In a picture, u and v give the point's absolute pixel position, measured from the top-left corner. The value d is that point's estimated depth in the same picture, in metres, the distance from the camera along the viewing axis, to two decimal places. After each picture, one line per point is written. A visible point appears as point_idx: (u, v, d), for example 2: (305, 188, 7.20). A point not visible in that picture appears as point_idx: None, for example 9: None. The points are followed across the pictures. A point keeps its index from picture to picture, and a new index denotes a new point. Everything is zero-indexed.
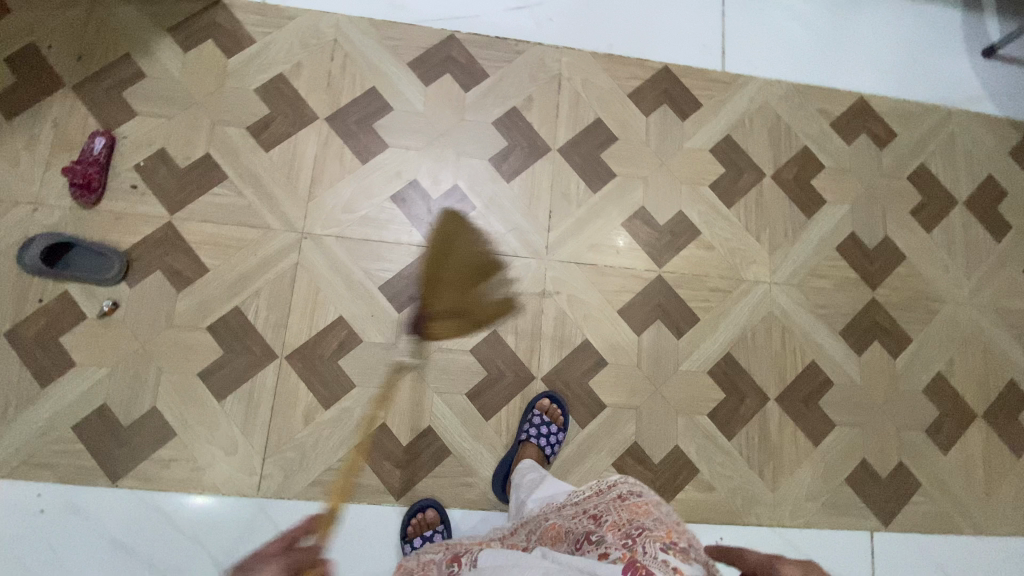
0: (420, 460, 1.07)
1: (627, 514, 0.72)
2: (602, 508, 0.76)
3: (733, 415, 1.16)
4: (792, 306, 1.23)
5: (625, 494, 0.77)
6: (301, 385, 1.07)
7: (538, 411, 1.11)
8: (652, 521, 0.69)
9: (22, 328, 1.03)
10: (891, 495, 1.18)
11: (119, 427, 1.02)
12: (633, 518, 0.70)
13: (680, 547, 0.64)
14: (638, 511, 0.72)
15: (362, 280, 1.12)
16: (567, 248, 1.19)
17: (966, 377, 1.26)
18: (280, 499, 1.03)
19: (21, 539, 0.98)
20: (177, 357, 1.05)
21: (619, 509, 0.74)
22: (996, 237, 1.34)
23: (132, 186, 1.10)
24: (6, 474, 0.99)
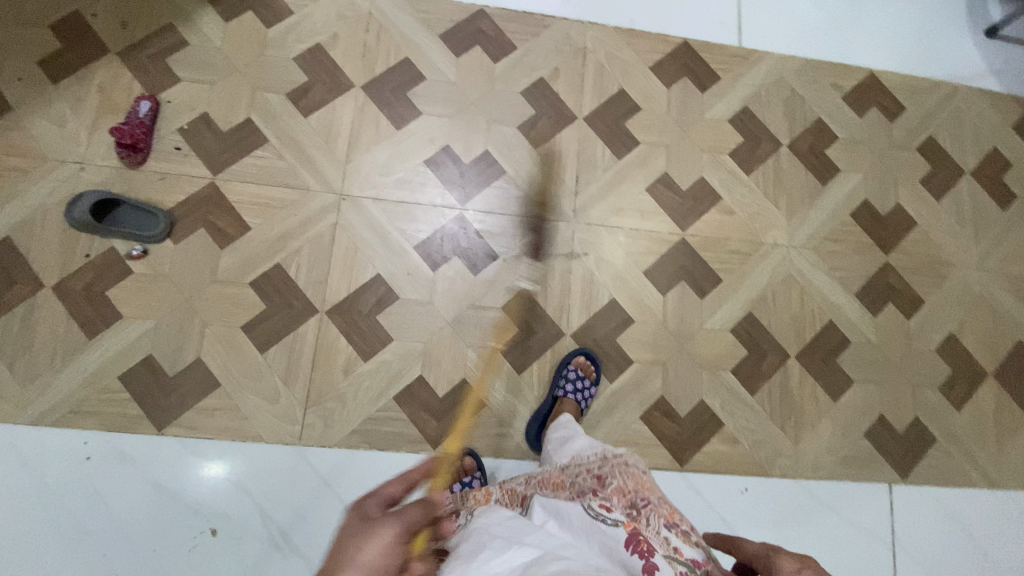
0: (456, 411, 1.11)
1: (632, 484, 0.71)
2: (606, 469, 0.74)
3: (755, 371, 1.20)
4: (810, 268, 1.28)
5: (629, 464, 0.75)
6: (340, 339, 1.11)
7: (573, 367, 1.14)
8: (655, 499, 0.70)
9: (71, 282, 1.07)
10: (907, 449, 1.22)
11: (164, 377, 1.05)
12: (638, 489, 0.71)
13: (682, 528, 0.65)
14: (641, 484, 0.72)
15: (398, 239, 1.16)
16: (594, 211, 1.24)
17: (976, 337, 1.31)
18: (322, 447, 1.06)
19: (68, 484, 1.00)
20: (220, 310, 1.09)
21: (624, 476, 0.72)
22: (1001, 206, 1.40)
23: (176, 148, 1.14)
24: (53, 422, 1.02)
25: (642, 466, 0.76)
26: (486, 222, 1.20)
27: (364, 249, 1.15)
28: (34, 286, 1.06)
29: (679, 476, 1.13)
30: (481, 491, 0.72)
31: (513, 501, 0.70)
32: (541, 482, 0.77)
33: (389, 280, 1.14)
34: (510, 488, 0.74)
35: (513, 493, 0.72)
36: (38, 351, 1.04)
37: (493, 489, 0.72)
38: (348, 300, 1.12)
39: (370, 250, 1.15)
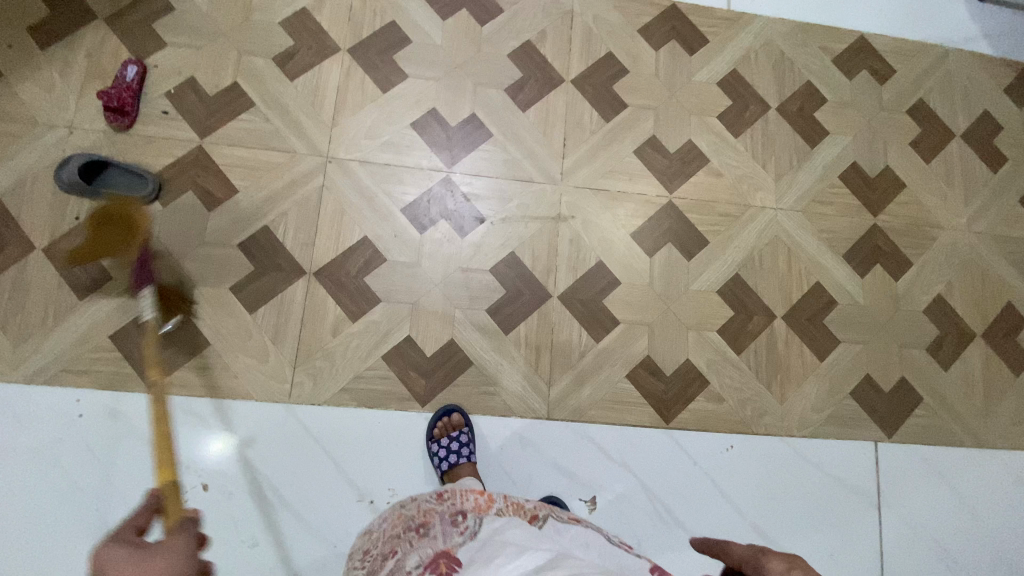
0: (443, 370, 1.13)
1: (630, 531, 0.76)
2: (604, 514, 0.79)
3: (742, 331, 1.21)
4: (797, 230, 1.28)
5: None
6: (329, 300, 1.12)
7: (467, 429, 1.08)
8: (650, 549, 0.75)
9: (61, 244, 1.08)
10: (894, 408, 1.23)
11: (154, 336, 1.06)
12: None
13: None
14: None
15: (385, 202, 1.17)
16: (582, 174, 1.24)
17: (965, 298, 1.31)
18: (311, 405, 1.07)
19: (62, 441, 1.02)
20: (209, 272, 1.10)
21: None
22: (991, 169, 1.39)
23: (164, 113, 1.15)
24: (45, 380, 1.03)
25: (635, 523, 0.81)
26: (473, 185, 1.20)
27: (352, 211, 1.15)
28: (25, 247, 1.08)
29: (664, 433, 1.15)
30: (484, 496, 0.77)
31: (521, 515, 0.74)
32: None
33: (377, 242, 1.15)
34: (514, 500, 0.78)
35: (521, 508, 0.75)
36: (30, 311, 1.05)
37: (497, 496, 0.77)
38: (336, 261, 1.13)
39: (357, 212, 1.15)
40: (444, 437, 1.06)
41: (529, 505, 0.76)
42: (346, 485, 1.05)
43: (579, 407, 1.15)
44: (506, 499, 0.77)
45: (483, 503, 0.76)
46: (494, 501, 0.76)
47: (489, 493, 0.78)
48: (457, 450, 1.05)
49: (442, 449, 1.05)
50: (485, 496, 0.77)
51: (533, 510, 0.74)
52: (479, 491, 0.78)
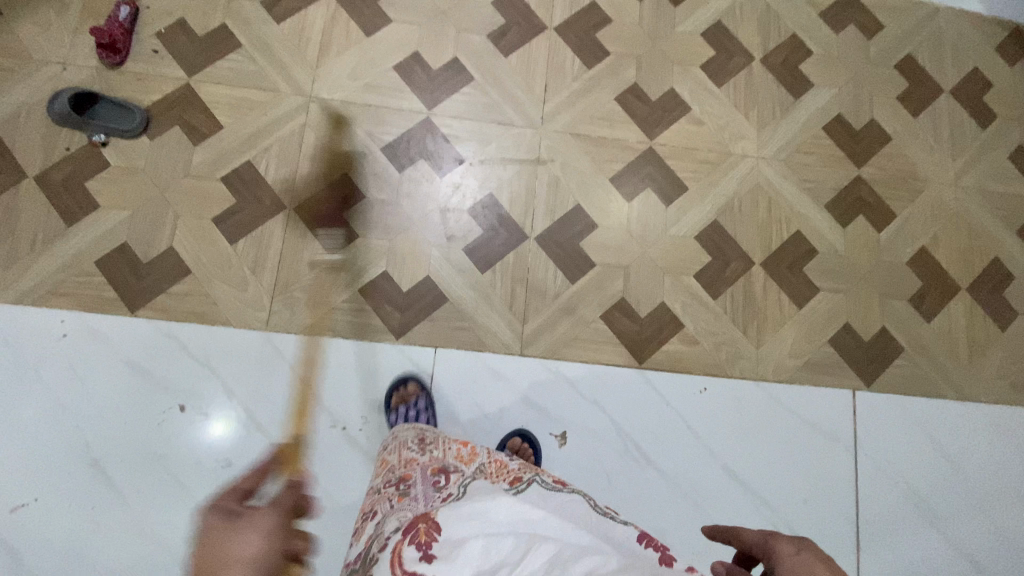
0: (418, 305, 1.14)
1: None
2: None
3: (719, 276, 1.21)
4: (778, 179, 1.28)
5: None
6: (307, 233, 1.14)
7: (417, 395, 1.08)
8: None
9: (52, 173, 1.12)
10: (873, 357, 1.22)
11: (138, 263, 1.09)
12: None
13: None
14: None
15: (365, 141, 1.19)
16: (562, 119, 1.25)
17: (950, 251, 1.30)
18: (288, 333, 1.09)
19: (45, 360, 1.05)
20: (192, 204, 1.13)
21: None
22: (981, 125, 1.38)
23: (154, 51, 1.19)
24: (32, 302, 1.07)
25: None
26: (454, 127, 1.22)
27: (333, 149, 1.18)
28: (16, 175, 1.11)
29: (637, 372, 1.16)
30: (467, 449, 0.76)
31: (505, 476, 0.67)
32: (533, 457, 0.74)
33: (357, 179, 1.18)
34: (498, 458, 0.72)
35: (504, 468, 0.69)
36: (19, 236, 1.09)
37: (481, 452, 0.74)
38: (316, 197, 1.16)
39: (339, 151, 1.18)
40: (401, 405, 1.06)
41: (513, 465, 0.70)
42: (320, 411, 1.07)
43: (553, 344, 1.15)
44: (488, 456, 0.73)
45: (465, 456, 0.75)
46: (476, 459, 0.72)
47: (472, 446, 0.77)
48: (416, 413, 1.04)
49: (401, 415, 1.04)
50: (469, 450, 0.75)
51: (517, 472, 0.68)
52: (461, 443, 0.78)
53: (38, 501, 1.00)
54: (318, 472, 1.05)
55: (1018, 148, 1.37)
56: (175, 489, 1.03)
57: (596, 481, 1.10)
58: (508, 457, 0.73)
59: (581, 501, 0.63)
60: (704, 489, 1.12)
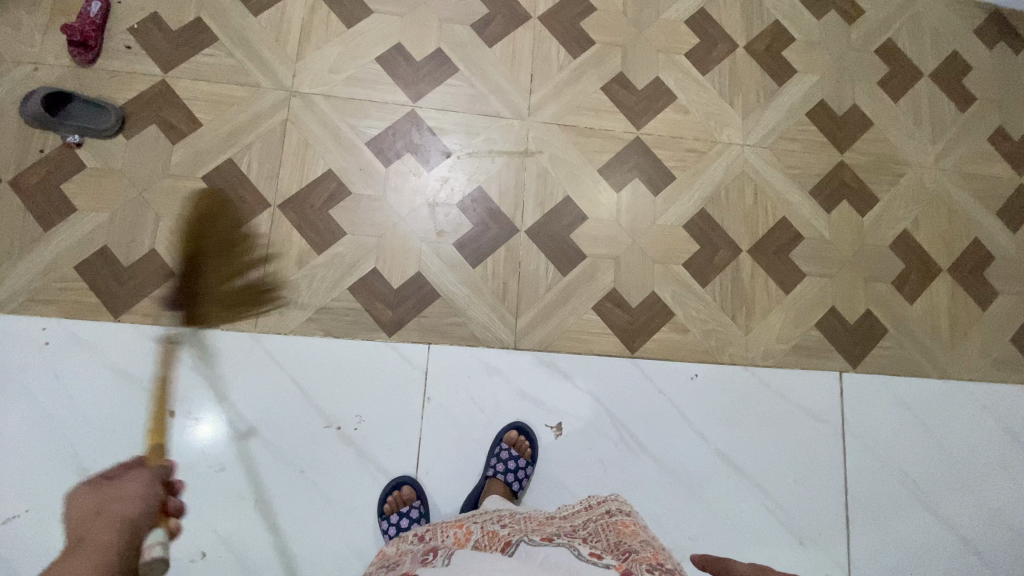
0: (409, 302, 1.13)
1: (615, 536, 0.77)
2: (592, 529, 0.80)
3: (708, 264, 1.22)
4: (764, 166, 1.29)
5: (613, 511, 0.85)
6: (294, 232, 1.12)
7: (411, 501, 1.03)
8: (638, 545, 0.74)
9: (26, 176, 1.08)
10: (859, 340, 1.24)
11: (120, 267, 1.07)
12: (621, 538, 0.76)
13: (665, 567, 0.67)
14: (624, 530, 0.78)
15: (350, 136, 1.17)
16: (549, 110, 1.24)
17: (932, 234, 1.32)
18: (278, 334, 1.08)
19: (27, 368, 1.02)
20: (174, 205, 1.10)
21: (606, 528, 0.80)
22: (959, 108, 1.40)
23: (127, 47, 1.15)
24: (11, 310, 1.04)
25: (625, 512, 0.84)
26: (440, 120, 1.21)
27: (317, 145, 1.16)
28: None
29: (630, 362, 1.17)
30: (461, 530, 0.81)
31: (495, 544, 0.75)
32: (520, 524, 0.82)
33: (343, 176, 1.16)
34: (491, 531, 0.80)
35: (495, 537, 0.76)
36: None
37: (474, 529, 0.80)
38: (301, 194, 1.14)
39: (323, 147, 1.16)
40: (393, 514, 1.02)
41: (503, 534, 0.77)
42: (313, 411, 1.06)
43: (546, 337, 1.16)
44: (481, 530, 0.81)
45: (461, 537, 0.79)
46: (471, 536, 0.79)
47: (466, 527, 0.83)
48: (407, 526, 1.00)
49: (392, 526, 1.01)
50: (463, 531, 0.80)
51: (508, 538, 0.75)
52: (457, 526, 0.83)
53: (28, 513, 0.98)
54: (315, 473, 1.04)
55: (995, 131, 1.40)
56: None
57: (592, 471, 1.12)
58: (499, 527, 0.82)
59: (566, 551, 0.68)
60: (699, 475, 1.14)
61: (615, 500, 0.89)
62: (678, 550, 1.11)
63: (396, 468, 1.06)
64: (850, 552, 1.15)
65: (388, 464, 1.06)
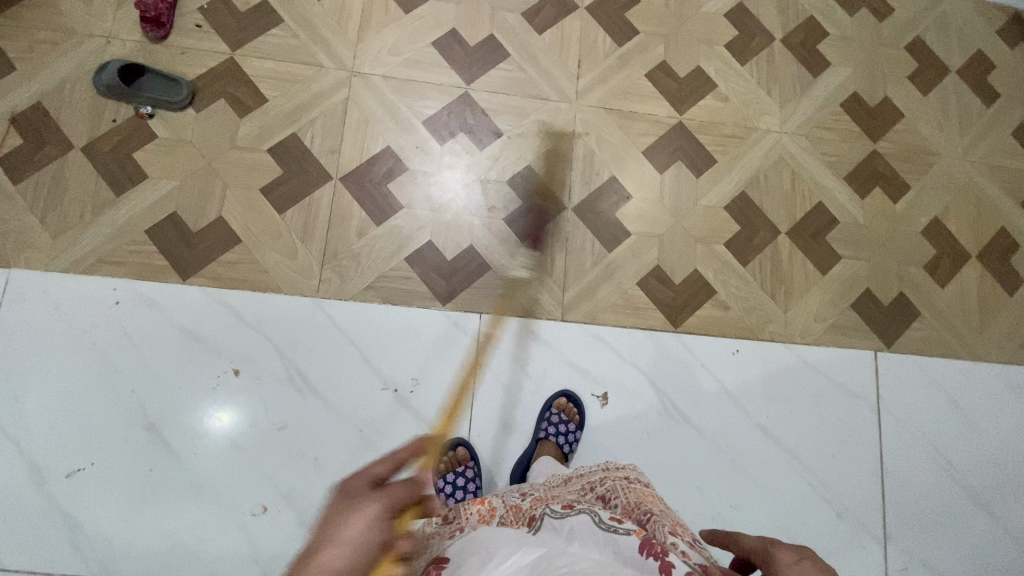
0: (462, 273, 1.17)
1: (636, 498, 0.77)
2: (610, 488, 0.81)
3: (747, 244, 1.27)
4: (801, 152, 1.34)
5: (630, 479, 0.84)
6: (354, 204, 1.17)
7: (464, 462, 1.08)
8: (660, 511, 0.75)
9: (100, 144, 1.14)
10: (893, 321, 1.28)
11: (188, 232, 1.11)
12: (642, 502, 0.76)
13: (686, 537, 0.68)
14: (645, 497, 0.78)
15: (407, 114, 1.22)
16: (595, 94, 1.30)
17: (960, 221, 1.37)
18: (338, 298, 1.12)
19: (97, 325, 1.06)
20: (239, 174, 1.15)
21: (627, 491, 0.79)
22: (985, 103, 1.45)
23: (197, 26, 1.21)
24: (82, 270, 1.08)
25: (644, 481, 0.84)
26: (492, 101, 1.26)
27: (376, 122, 1.21)
28: (64, 147, 1.13)
29: (673, 336, 1.20)
30: (482, 505, 0.75)
31: (519, 518, 0.70)
32: (542, 496, 0.78)
33: (399, 152, 1.21)
34: (514, 504, 0.75)
35: (519, 510, 0.72)
36: (68, 207, 1.10)
37: (496, 502, 0.74)
38: (361, 168, 1.18)
39: (381, 124, 1.21)
40: (449, 472, 1.06)
41: (526, 505, 0.74)
42: (371, 373, 1.10)
43: (592, 310, 1.20)
44: (504, 503, 0.75)
45: (484, 513, 0.73)
46: (492, 510, 0.73)
47: (487, 501, 0.76)
48: (463, 486, 1.04)
49: (448, 485, 1.05)
50: (485, 507, 0.74)
51: (531, 511, 0.71)
52: (479, 502, 0.76)
53: (93, 466, 1.02)
54: (374, 433, 1.08)
55: (1021, 126, 1.45)
56: (232, 453, 1.05)
57: (637, 440, 1.15)
58: (520, 499, 0.77)
59: (587, 518, 0.65)
60: (740, 446, 1.18)
61: (633, 469, 0.88)
62: (720, 519, 1.14)
63: (450, 430, 1.10)
64: (886, 526, 1.19)
65: (442, 426, 1.10)
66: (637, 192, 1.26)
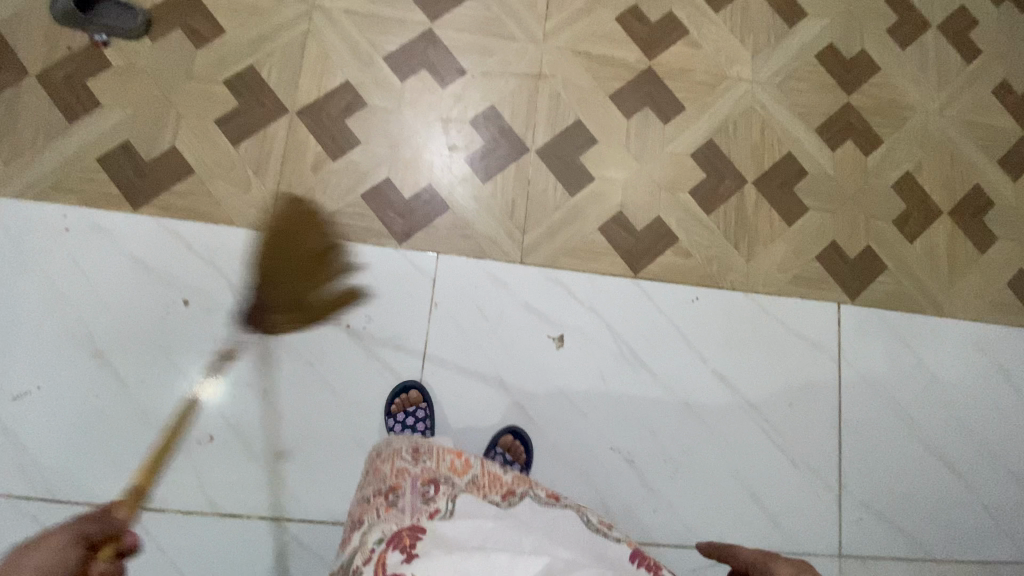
0: (419, 213, 1.16)
1: None
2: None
3: (713, 192, 1.25)
4: (772, 102, 1.31)
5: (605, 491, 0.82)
6: (310, 138, 1.15)
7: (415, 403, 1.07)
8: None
9: (55, 72, 1.12)
10: (859, 274, 1.27)
11: (141, 161, 1.10)
12: None
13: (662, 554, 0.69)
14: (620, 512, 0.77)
15: (369, 50, 1.20)
16: (563, 37, 1.27)
17: (933, 177, 1.35)
18: (292, 233, 1.11)
19: (46, 251, 1.05)
20: (195, 105, 1.14)
21: None
22: (965, 59, 1.42)
23: None
24: (33, 196, 1.07)
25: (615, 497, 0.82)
26: (457, 40, 1.24)
27: (336, 58, 1.19)
28: (17, 73, 1.12)
29: (632, 282, 1.19)
30: (460, 461, 0.76)
31: (495, 488, 0.72)
32: None
33: (359, 88, 1.19)
34: (492, 469, 0.76)
35: (497, 481, 0.73)
36: (20, 132, 1.09)
37: (474, 461, 0.76)
38: (319, 103, 1.17)
39: (342, 59, 1.19)
40: (400, 414, 1.05)
41: (507, 478, 0.74)
42: (324, 309, 1.09)
43: (552, 253, 1.18)
44: (483, 466, 0.75)
45: (457, 466, 0.75)
46: (470, 470, 0.74)
47: (466, 458, 0.77)
48: (412, 425, 1.04)
49: (397, 425, 1.05)
50: (461, 461, 0.76)
51: (510, 485, 0.72)
52: (455, 454, 0.77)
53: (40, 390, 1.02)
54: (325, 368, 1.08)
55: (1001, 84, 1.42)
56: (193, 404, 1.03)
57: (591, 383, 1.14)
58: (501, 468, 0.76)
59: (572, 515, 0.67)
60: (697, 393, 1.17)
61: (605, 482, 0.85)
62: (673, 463, 1.14)
63: (403, 367, 1.10)
64: (842, 476, 1.19)
65: (395, 362, 1.10)
66: (602, 137, 1.24)
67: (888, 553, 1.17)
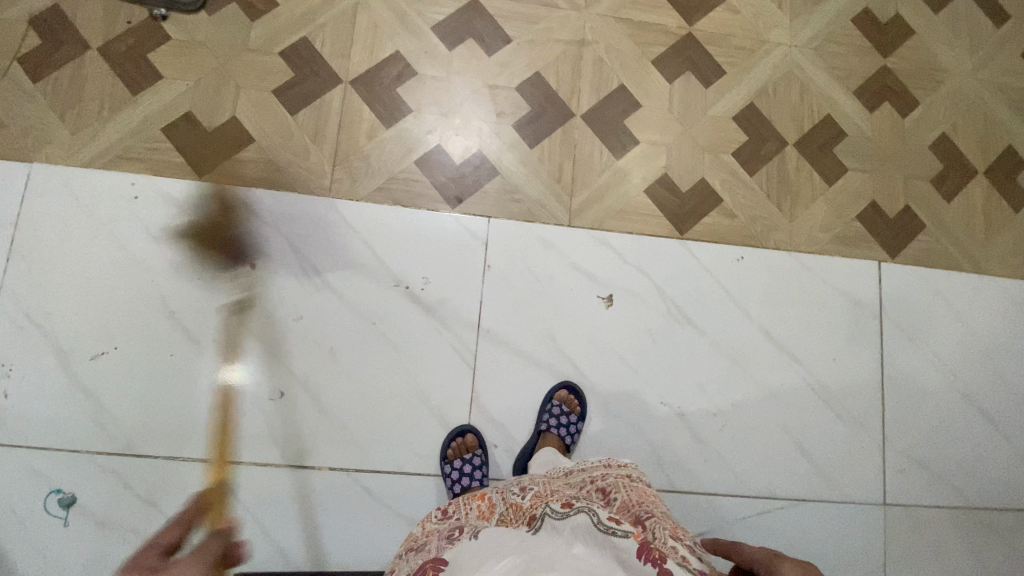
0: (471, 178, 1.19)
1: (637, 497, 0.77)
2: (612, 483, 0.80)
3: (754, 154, 1.28)
4: (810, 65, 1.33)
5: (631, 475, 0.84)
6: (364, 106, 1.18)
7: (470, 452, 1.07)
8: (660, 512, 0.75)
9: (116, 45, 1.16)
10: (899, 233, 1.29)
11: (203, 130, 1.14)
12: (643, 502, 0.75)
13: (686, 540, 0.67)
14: (645, 495, 0.78)
15: (416, 20, 1.23)
16: (604, 4, 1.29)
17: (969, 138, 1.37)
18: (349, 200, 1.14)
19: (116, 217, 1.09)
20: (253, 76, 1.17)
21: (628, 488, 0.79)
22: (997, 22, 1.44)
23: None
24: (102, 165, 1.11)
25: (643, 480, 0.84)
26: (501, 9, 1.26)
27: (386, 29, 1.22)
28: (80, 47, 1.15)
29: (678, 242, 1.22)
30: (484, 503, 0.81)
31: (518, 518, 0.72)
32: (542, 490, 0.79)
33: (408, 57, 1.22)
34: (513, 500, 0.78)
35: (519, 510, 0.74)
36: (86, 104, 1.13)
37: (497, 502, 0.80)
38: (370, 72, 1.20)
39: (391, 30, 1.22)
40: (457, 459, 1.06)
41: (526, 504, 0.75)
42: (384, 270, 1.13)
43: (599, 215, 1.21)
44: (504, 501, 0.79)
45: (485, 511, 0.79)
46: (494, 512, 0.78)
47: (488, 499, 0.82)
48: (469, 473, 1.04)
49: (455, 471, 1.04)
50: (486, 504, 0.80)
51: (530, 510, 0.73)
52: (479, 499, 0.82)
53: (116, 350, 1.06)
54: (389, 326, 1.11)
55: None
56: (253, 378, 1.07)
57: (641, 340, 1.18)
58: (520, 495, 0.78)
59: (584, 518, 0.63)
60: (743, 349, 1.20)
61: (634, 466, 0.87)
62: (720, 415, 1.17)
63: (462, 326, 1.13)
64: (884, 428, 1.22)
65: (452, 321, 1.13)
66: (645, 102, 1.27)
67: (929, 502, 1.20)
